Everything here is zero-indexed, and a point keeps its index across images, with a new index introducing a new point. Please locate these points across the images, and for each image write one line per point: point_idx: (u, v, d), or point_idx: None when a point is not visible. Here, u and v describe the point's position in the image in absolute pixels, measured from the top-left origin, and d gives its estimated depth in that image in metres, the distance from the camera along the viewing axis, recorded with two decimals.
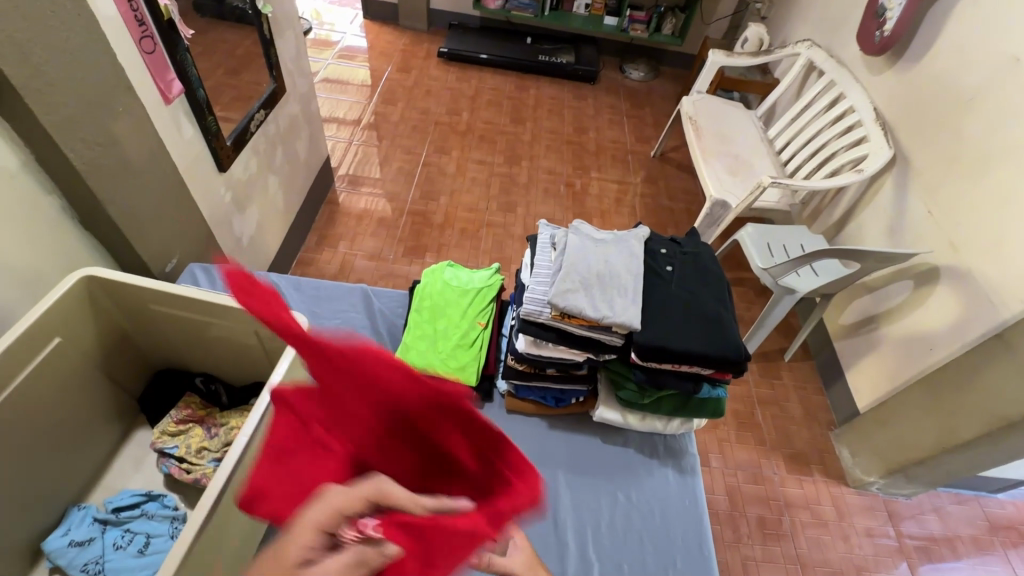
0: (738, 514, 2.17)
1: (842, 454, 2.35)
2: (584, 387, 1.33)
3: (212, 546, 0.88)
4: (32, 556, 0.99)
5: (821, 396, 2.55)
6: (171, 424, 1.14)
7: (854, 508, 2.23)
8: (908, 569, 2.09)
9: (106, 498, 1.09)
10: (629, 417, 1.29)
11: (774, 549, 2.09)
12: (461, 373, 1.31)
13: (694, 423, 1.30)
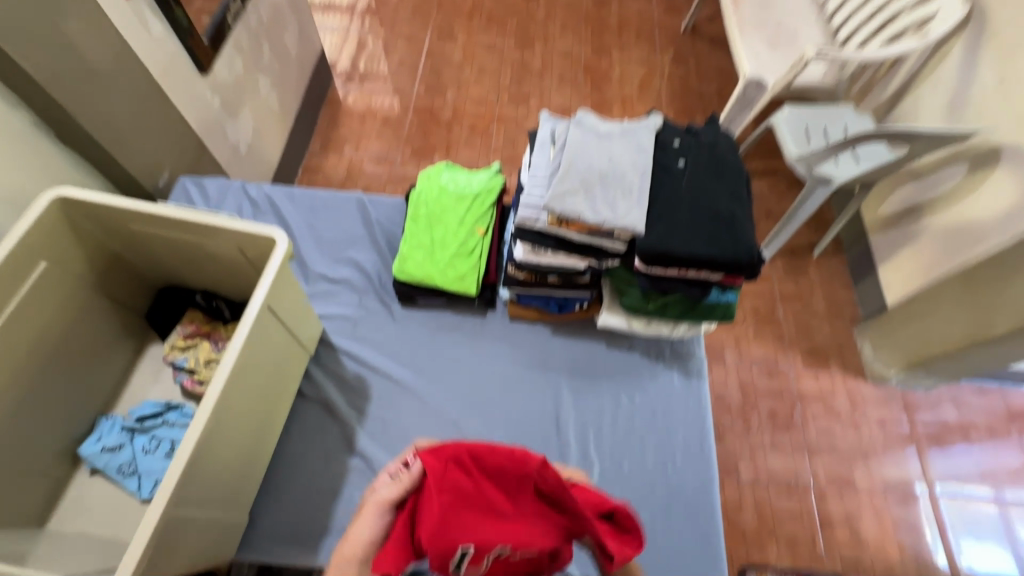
0: (749, 407, 2.21)
1: (864, 348, 2.31)
2: (587, 294, 1.28)
3: (221, 455, 0.92)
4: (72, 459, 1.09)
5: (849, 291, 2.45)
6: (179, 339, 1.18)
7: (870, 399, 2.24)
8: (917, 453, 2.14)
9: (131, 408, 1.15)
10: (634, 323, 1.25)
11: (782, 438, 2.15)
12: (460, 283, 1.28)
13: (702, 328, 1.25)
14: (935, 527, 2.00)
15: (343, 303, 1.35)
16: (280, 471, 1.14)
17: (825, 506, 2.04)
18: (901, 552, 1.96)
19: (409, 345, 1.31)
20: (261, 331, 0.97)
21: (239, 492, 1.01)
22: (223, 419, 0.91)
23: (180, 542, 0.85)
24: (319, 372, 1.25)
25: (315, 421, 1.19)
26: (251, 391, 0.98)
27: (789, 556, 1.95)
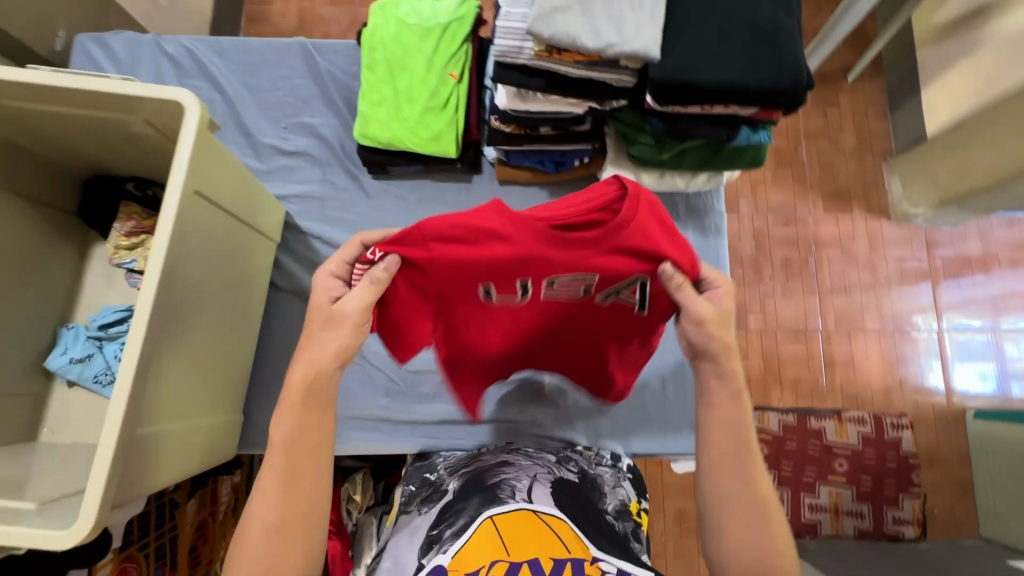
0: (763, 257, 2.10)
1: (891, 185, 2.13)
2: (587, 146, 1.06)
3: (180, 361, 0.81)
4: (43, 372, 1.02)
5: (882, 122, 2.19)
6: (121, 239, 1.02)
7: (890, 239, 2.12)
8: (932, 288, 2.09)
9: (91, 315, 1.05)
10: (645, 177, 1.05)
11: (794, 287, 2.08)
12: (436, 144, 1.07)
13: (723, 177, 1.05)
14: (938, 359, 2.04)
15: (305, 180, 1.16)
16: (269, 367, 1.08)
17: (833, 348, 2.04)
18: (900, 384, 2.02)
19: (385, 222, 1.15)
20: (194, 219, 0.78)
21: (218, 393, 0.93)
22: (170, 325, 0.77)
23: (158, 455, 0.77)
24: (291, 261, 1.12)
25: (296, 313, 1.10)
26: (200, 289, 0.83)
27: (792, 396, 2.01)
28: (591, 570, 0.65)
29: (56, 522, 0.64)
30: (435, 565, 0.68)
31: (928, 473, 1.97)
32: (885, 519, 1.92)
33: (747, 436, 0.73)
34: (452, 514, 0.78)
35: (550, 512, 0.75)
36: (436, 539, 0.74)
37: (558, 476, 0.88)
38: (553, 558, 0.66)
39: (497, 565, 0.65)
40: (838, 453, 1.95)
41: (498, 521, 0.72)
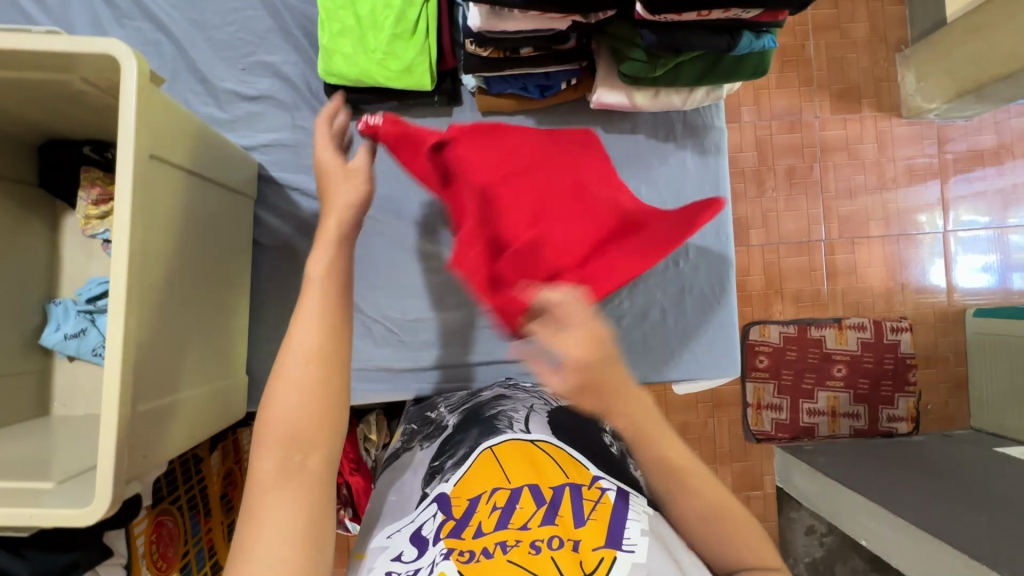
0: (765, 168, 2.02)
1: (904, 79, 1.99)
2: (575, 66, 0.96)
3: (170, 332, 0.78)
4: (41, 349, 1.01)
5: (898, 7, 2.01)
6: (90, 207, 0.97)
7: (900, 139, 2.02)
8: (940, 185, 2.02)
9: (77, 289, 1.03)
10: (638, 97, 0.97)
11: (798, 197, 2.02)
12: (409, 77, 0.97)
13: (723, 91, 0.97)
14: (941, 258, 2.02)
15: (273, 127, 1.08)
16: (266, 326, 1.07)
17: (835, 257, 2.02)
18: (902, 287, 2.02)
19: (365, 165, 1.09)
20: (155, 183, 0.73)
21: (214, 357, 0.91)
22: (151, 299, 0.73)
23: (165, 426, 0.78)
24: (271, 216, 1.07)
25: (284, 269, 1.07)
26: (175, 254, 0.78)
27: (793, 308, 2.02)
28: (590, 494, 0.67)
29: (73, 500, 0.66)
30: (439, 493, 0.72)
31: (924, 371, 2.02)
32: (880, 417, 2.00)
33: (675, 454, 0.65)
34: (453, 446, 0.79)
35: (548, 441, 0.75)
36: (439, 469, 0.77)
37: (554, 406, 0.88)
38: (552, 486, 0.68)
39: (499, 492, 0.68)
40: (837, 359, 1.99)
41: (497, 450, 0.73)
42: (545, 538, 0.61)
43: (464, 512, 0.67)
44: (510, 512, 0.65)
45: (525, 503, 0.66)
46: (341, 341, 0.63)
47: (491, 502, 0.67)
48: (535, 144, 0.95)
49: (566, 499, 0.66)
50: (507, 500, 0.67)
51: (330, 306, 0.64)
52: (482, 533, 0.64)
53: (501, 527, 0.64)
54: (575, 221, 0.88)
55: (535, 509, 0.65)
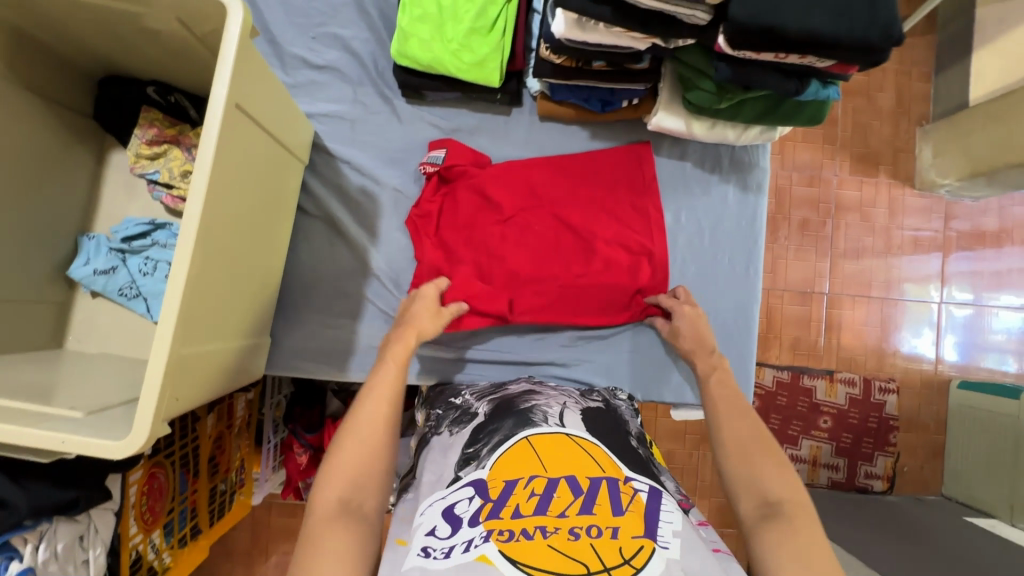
0: (781, 216, 2.08)
1: (922, 153, 2.09)
2: (641, 85, 0.99)
3: (221, 279, 0.77)
4: (66, 281, 1.00)
5: (924, 84, 2.11)
6: (142, 147, 0.96)
7: (910, 209, 2.11)
8: (941, 258, 2.10)
9: (112, 226, 1.02)
10: (696, 125, 1.00)
11: (808, 248, 2.08)
12: (480, 71, 1.00)
13: (776, 133, 1.01)
14: (934, 328, 2.09)
15: (333, 98, 1.09)
16: (295, 293, 1.07)
17: (835, 311, 2.08)
18: (894, 351, 2.09)
19: (418, 149, 1.10)
20: (236, 132, 0.73)
21: (250, 316, 0.91)
22: (216, 248, 0.73)
23: (200, 374, 0.76)
24: (318, 184, 1.08)
25: (322, 238, 1.08)
26: (241, 210, 0.79)
27: (789, 355, 2.07)
28: (625, 488, 0.68)
29: (106, 433, 0.65)
30: (474, 478, 0.71)
31: (905, 434, 2.07)
32: (858, 473, 2.05)
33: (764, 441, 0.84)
34: (486, 434, 0.79)
35: (583, 435, 0.76)
36: (473, 456, 0.76)
37: (585, 406, 0.89)
38: (588, 476, 0.69)
39: (536, 480, 0.68)
40: (825, 411, 2.04)
41: (534, 441, 0.74)
42: (583, 526, 0.62)
43: (500, 494, 0.67)
44: (548, 499, 0.65)
45: (563, 492, 0.66)
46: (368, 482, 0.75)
47: (529, 488, 0.67)
48: (556, 183, 1.10)
49: (604, 490, 0.67)
50: (545, 488, 0.67)
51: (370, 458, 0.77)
52: (520, 515, 0.64)
53: (539, 512, 0.64)
54: (546, 283, 1.08)
55: (573, 498, 0.65)
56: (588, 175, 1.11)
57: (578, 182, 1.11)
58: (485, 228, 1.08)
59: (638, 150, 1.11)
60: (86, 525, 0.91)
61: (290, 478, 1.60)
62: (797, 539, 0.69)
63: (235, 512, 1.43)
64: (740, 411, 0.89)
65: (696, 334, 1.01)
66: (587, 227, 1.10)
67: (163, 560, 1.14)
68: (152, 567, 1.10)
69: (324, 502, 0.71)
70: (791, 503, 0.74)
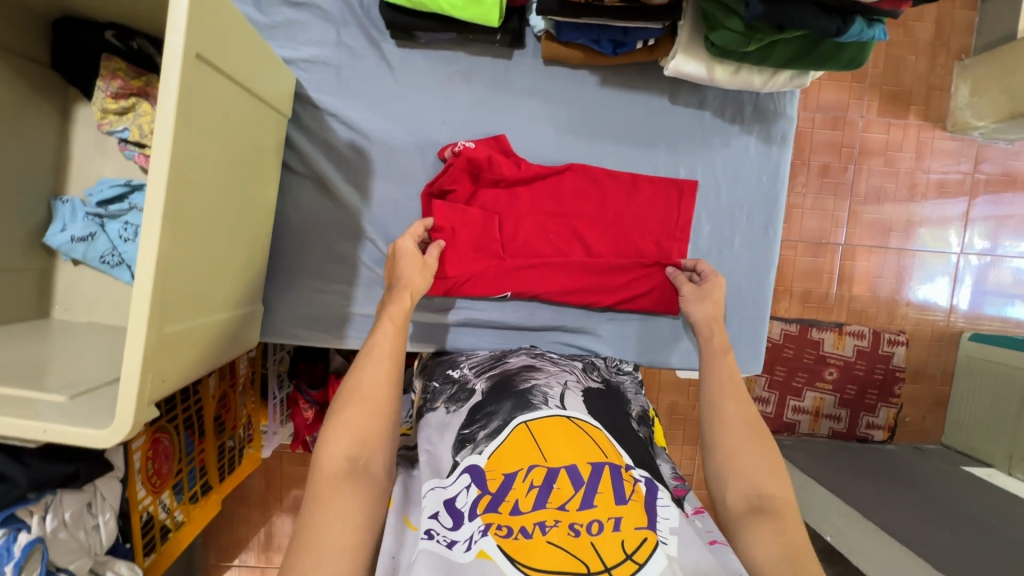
0: (800, 162, 1.96)
1: (957, 91, 1.93)
2: (658, 25, 0.88)
3: (199, 253, 0.72)
4: (45, 248, 0.95)
5: (969, 12, 1.91)
6: (108, 101, 0.87)
7: (937, 152, 1.98)
8: (966, 203, 2.00)
9: (86, 189, 0.95)
10: (717, 70, 0.90)
11: (826, 196, 1.98)
12: (476, 10, 0.89)
13: (808, 79, 0.90)
14: (949, 279, 2.03)
15: (314, 40, 0.98)
16: (287, 255, 1.01)
17: (848, 263, 2.01)
18: (907, 302, 2.04)
19: (411, 99, 1.00)
20: (199, 89, 0.65)
21: (235, 287, 0.85)
22: (186, 218, 0.67)
23: (184, 354, 0.72)
24: (304, 140, 0.99)
25: (311, 200, 1.01)
26: (216, 185, 0.74)
27: (798, 307, 2.03)
28: (627, 477, 0.71)
29: (87, 420, 0.62)
30: (471, 464, 0.73)
31: (911, 386, 2.07)
32: (859, 423, 2.03)
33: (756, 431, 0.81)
34: (484, 416, 0.81)
35: (584, 420, 0.78)
36: (469, 439, 0.78)
37: (587, 386, 0.90)
38: (590, 463, 0.71)
39: (536, 469, 0.70)
40: (830, 363, 1.99)
41: (533, 427, 0.76)
42: (584, 522, 0.64)
43: (499, 487, 0.69)
44: (547, 491, 0.67)
45: (563, 484, 0.68)
46: (371, 439, 0.74)
47: (529, 481, 0.69)
48: (578, 208, 1.03)
49: (604, 477, 0.69)
50: (545, 478, 0.69)
51: (366, 420, 0.75)
52: (520, 511, 0.66)
53: (539, 506, 0.66)
54: (568, 268, 1.03)
55: (574, 490, 0.68)
56: (606, 217, 1.04)
57: (594, 222, 1.04)
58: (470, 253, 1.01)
59: (682, 185, 1.03)
60: (92, 493, 0.91)
61: (298, 431, 1.62)
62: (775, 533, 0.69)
63: (246, 465, 1.46)
64: (740, 396, 0.85)
65: (715, 303, 0.96)
66: (600, 247, 1.04)
67: (176, 519, 1.17)
68: (165, 526, 1.14)
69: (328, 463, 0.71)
70: (780, 500, 0.73)
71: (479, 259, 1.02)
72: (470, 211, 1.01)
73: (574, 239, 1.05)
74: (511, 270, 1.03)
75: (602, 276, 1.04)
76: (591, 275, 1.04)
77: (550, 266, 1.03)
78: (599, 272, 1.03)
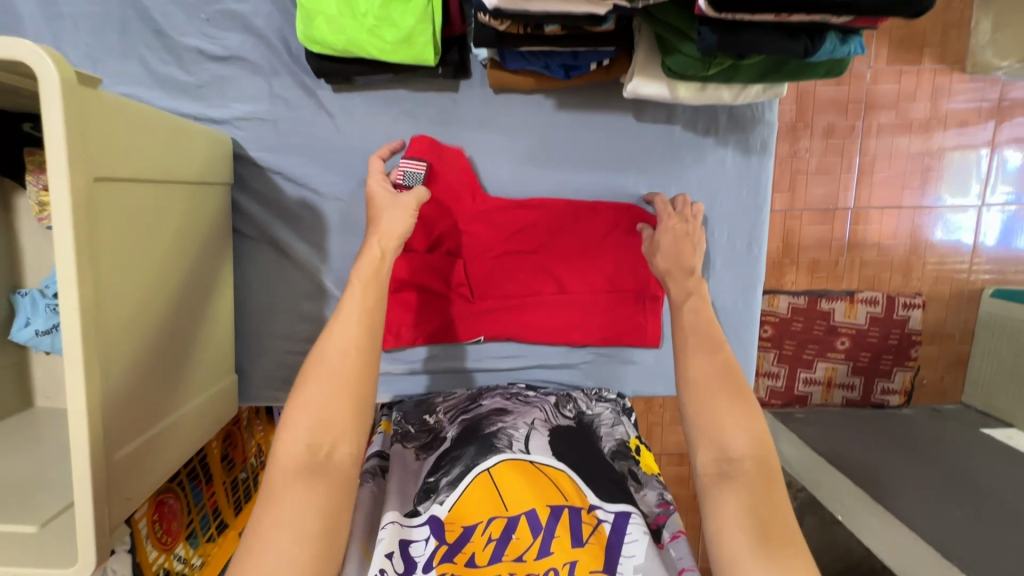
0: (802, 125, 1.76)
1: (978, 26, 1.71)
2: (610, 49, 0.79)
3: (140, 364, 0.70)
4: (13, 343, 0.94)
5: None
6: (43, 194, 0.84)
7: (957, 94, 1.76)
8: (992, 129, 1.78)
9: (43, 279, 0.94)
10: (680, 90, 0.81)
11: (832, 159, 1.78)
12: (409, 53, 0.81)
13: (784, 89, 0.81)
14: (971, 229, 1.83)
15: (247, 94, 0.92)
16: (253, 320, 0.99)
17: (859, 228, 1.82)
18: (924, 259, 1.85)
19: (357, 147, 0.94)
20: (104, 211, 0.62)
21: (195, 373, 0.84)
22: (114, 342, 0.65)
23: (145, 466, 0.72)
24: (252, 202, 0.95)
25: (269, 263, 0.98)
26: (148, 288, 0.70)
27: (806, 279, 1.86)
28: (589, 518, 0.73)
29: (54, 555, 0.63)
30: (431, 515, 0.73)
31: (927, 347, 1.90)
32: (874, 390, 1.88)
33: (735, 383, 0.70)
34: (448, 462, 0.80)
35: (548, 462, 0.79)
36: (432, 487, 0.77)
37: (555, 424, 0.89)
38: (549, 506, 0.73)
39: (495, 522, 0.72)
40: (842, 332, 1.84)
41: (495, 473, 0.76)
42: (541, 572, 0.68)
43: (457, 539, 0.71)
44: (505, 543, 0.70)
45: (522, 533, 0.71)
46: (336, 421, 0.65)
47: (487, 534, 0.71)
48: (546, 246, 0.98)
49: (564, 520, 0.72)
50: (503, 530, 0.71)
51: (332, 396, 0.66)
52: (475, 564, 0.69)
53: (496, 560, 0.69)
54: (536, 303, 1.00)
55: (531, 539, 0.71)
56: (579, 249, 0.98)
57: (563, 259, 0.98)
58: (434, 300, 0.98)
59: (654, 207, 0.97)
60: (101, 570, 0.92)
61: None
62: (748, 506, 0.61)
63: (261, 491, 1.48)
64: (709, 344, 0.74)
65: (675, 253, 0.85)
66: (573, 282, 0.99)
67: (195, 563, 1.17)
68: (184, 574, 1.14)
69: (289, 449, 0.63)
70: (756, 465, 0.65)
71: (443, 303, 0.99)
72: (430, 257, 0.96)
73: (543, 271, 0.99)
74: (479, 309, 0.99)
75: (575, 312, 1.00)
76: (562, 305, 1.00)
77: (519, 303, 1.00)
78: (569, 301, 1.00)
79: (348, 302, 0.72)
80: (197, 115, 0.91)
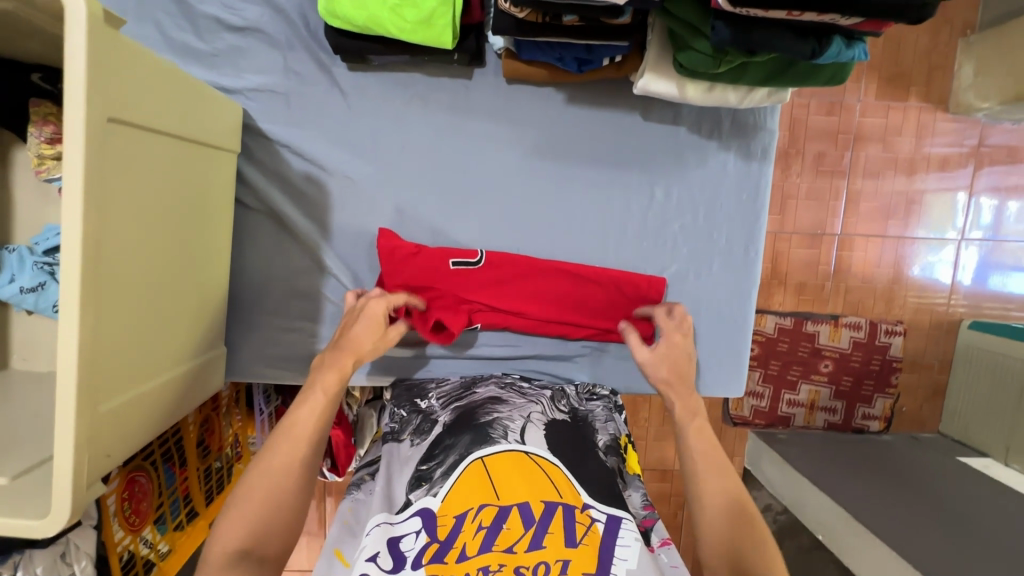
0: (794, 151, 1.83)
1: (961, 69, 1.80)
2: (623, 43, 0.81)
3: (130, 323, 0.68)
4: None
5: None
6: (43, 147, 0.82)
7: (940, 132, 1.84)
8: (971, 170, 1.86)
9: (33, 236, 0.92)
10: (689, 89, 0.83)
11: (821, 185, 1.84)
12: (428, 33, 0.82)
13: (787, 94, 0.84)
14: (950, 263, 1.89)
15: (262, 67, 0.92)
16: (247, 294, 0.98)
17: (845, 254, 1.87)
18: (905, 289, 1.90)
19: (367, 127, 0.95)
20: (113, 155, 0.60)
21: (184, 343, 0.82)
22: (110, 293, 0.63)
23: (128, 430, 0.69)
24: (257, 174, 0.95)
25: (268, 237, 0.97)
26: (143, 252, 0.69)
27: (793, 300, 1.89)
28: (583, 517, 0.71)
29: (26, 506, 0.60)
30: (423, 507, 0.72)
31: (908, 375, 1.93)
32: (855, 414, 1.90)
33: (745, 507, 0.74)
34: (442, 451, 0.79)
35: (543, 454, 0.78)
36: (425, 476, 0.76)
37: (551, 418, 0.88)
38: (542, 502, 0.71)
39: (485, 509, 0.70)
40: (826, 355, 1.86)
41: (489, 463, 0.75)
42: (530, 564, 0.65)
43: (448, 533, 0.68)
44: (495, 532, 0.68)
45: (513, 523, 0.69)
46: (273, 528, 0.70)
47: (477, 521, 0.69)
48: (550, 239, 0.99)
49: (558, 517, 0.70)
50: (494, 518, 0.69)
51: (269, 501, 0.70)
52: (465, 556, 0.66)
53: (485, 550, 0.66)
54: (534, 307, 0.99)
55: (523, 530, 0.68)
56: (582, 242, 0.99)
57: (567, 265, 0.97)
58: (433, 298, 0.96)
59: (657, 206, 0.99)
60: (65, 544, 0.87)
61: None
62: None
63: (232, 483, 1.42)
64: (720, 468, 0.78)
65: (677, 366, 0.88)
66: None
67: (161, 550, 1.11)
68: (149, 560, 1.07)
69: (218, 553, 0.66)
70: None
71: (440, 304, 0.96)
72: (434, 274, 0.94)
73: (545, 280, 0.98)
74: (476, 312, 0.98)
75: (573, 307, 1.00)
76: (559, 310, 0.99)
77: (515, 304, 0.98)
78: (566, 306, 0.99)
79: (302, 409, 0.77)
80: (209, 82, 0.91)
